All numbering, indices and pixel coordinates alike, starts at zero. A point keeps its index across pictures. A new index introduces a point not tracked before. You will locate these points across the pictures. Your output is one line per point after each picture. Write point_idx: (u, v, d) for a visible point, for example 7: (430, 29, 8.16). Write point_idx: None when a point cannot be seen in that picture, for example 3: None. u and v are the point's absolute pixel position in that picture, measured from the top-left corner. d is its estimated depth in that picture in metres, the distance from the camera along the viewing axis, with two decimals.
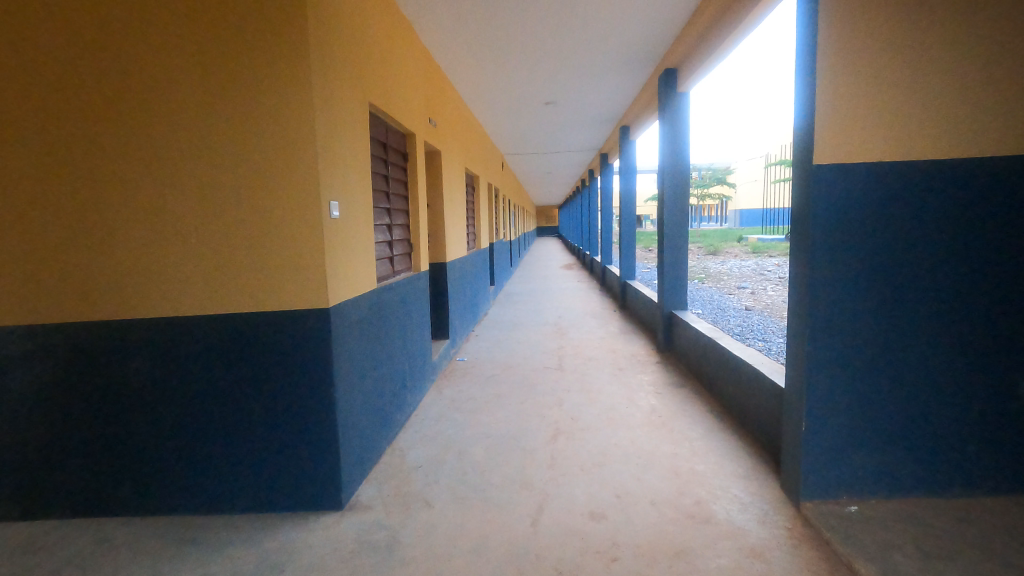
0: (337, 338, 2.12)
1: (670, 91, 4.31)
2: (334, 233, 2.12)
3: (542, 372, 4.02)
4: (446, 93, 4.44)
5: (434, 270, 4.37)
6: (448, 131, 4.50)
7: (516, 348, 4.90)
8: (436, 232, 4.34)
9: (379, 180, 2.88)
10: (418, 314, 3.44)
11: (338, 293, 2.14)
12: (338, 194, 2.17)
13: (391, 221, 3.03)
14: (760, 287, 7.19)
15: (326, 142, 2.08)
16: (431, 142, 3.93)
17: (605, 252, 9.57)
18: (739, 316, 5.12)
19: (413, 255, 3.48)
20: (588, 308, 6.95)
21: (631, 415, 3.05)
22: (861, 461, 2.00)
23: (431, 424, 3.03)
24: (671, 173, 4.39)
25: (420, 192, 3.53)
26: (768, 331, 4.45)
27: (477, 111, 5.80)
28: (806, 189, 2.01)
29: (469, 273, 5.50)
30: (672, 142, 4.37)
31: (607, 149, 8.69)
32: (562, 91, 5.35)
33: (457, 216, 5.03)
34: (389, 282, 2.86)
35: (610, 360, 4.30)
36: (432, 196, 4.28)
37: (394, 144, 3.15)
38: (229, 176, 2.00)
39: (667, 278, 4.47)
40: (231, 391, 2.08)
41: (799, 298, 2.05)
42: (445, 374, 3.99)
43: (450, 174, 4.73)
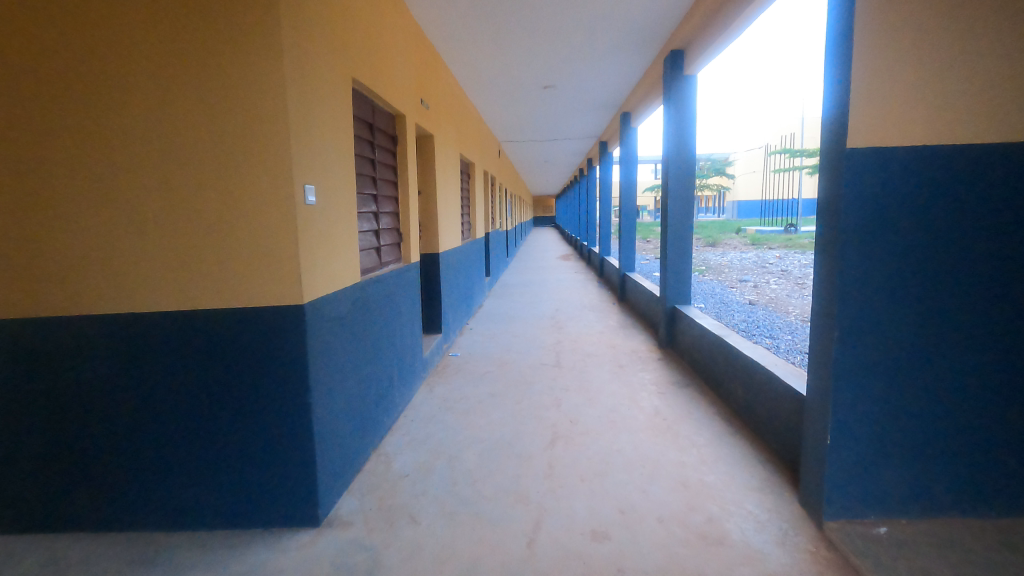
0: (314, 340, 1.91)
1: (676, 74, 4.08)
2: (311, 222, 1.92)
3: (539, 370, 3.83)
4: (439, 73, 4.20)
5: (426, 260, 4.15)
6: (440, 116, 4.27)
7: (512, 343, 4.70)
8: (428, 222, 4.12)
9: (365, 164, 2.66)
10: (408, 310, 3.23)
11: (315, 288, 1.93)
12: (315, 178, 1.95)
13: (378, 208, 2.81)
14: (762, 280, 7.01)
15: (302, 119, 1.87)
16: (423, 125, 3.70)
17: (604, 243, 9.37)
18: (743, 311, 4.94)
19: (403, 246, 3.27)
20: (586, 301, 6.76)
21: (634, 418, 2.87)
22: (892, 478, 1.81)
23: (421, 426, 2.84)
24: (676, 161, 4.18)
25: (411, 179, 3.32)
26: (775, 327, 4.27)
27: (473, 95, 5.56)
28: (835, 177, 1.81)
29: (463, 265, 5.30)
30: (677, 127, 4.15)
31: (607, 136, 8.46)
32: (562, 74, 5.10)
33: (451, 205, 4.81)
34: (375, 275, 2.66)
35: (610, 357, 4.12)
36: (425, 184, 4.06)
37: (381, 125, 2.93)
38: (193, 155, 1.78)
39: (671, 271, 4.27)
40: (196, 398, 1.88)
41: (826, 299, 1.86)
42: (437, 371, 3.81)
43: (444, 162, 4.51)
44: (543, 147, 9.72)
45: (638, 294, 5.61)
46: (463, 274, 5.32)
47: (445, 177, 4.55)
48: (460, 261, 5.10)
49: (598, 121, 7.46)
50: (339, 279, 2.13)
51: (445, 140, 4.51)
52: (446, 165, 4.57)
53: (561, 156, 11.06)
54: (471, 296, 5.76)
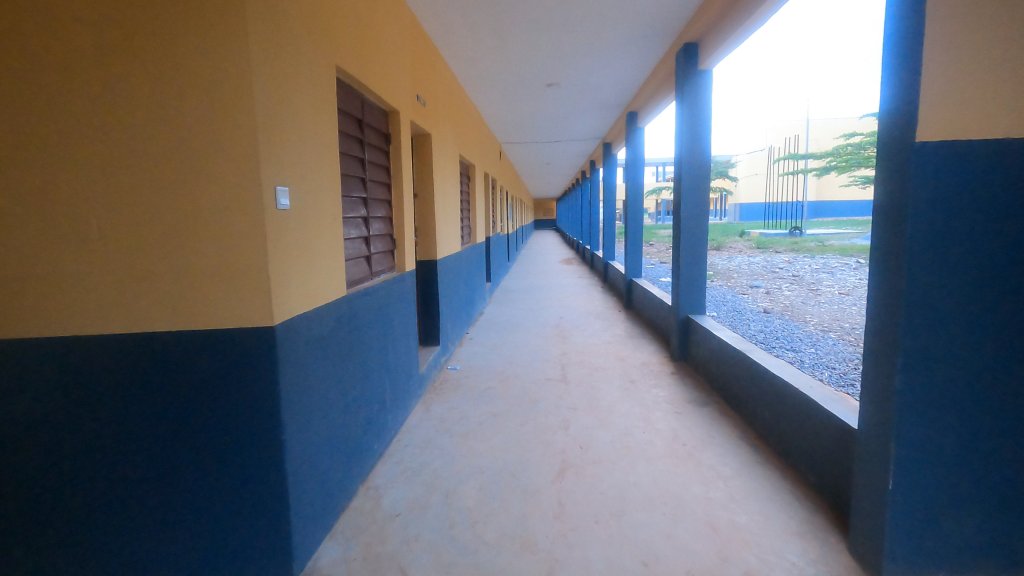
0: (286, 365, 1.65)
1: (689, 69, 3.82)
2: (284, 226, 1.65)
3: (545, 385, 3.56)
4: (437, 69, 3.94)
5: (423, 268, 3.90)
6: (439, 114, 4.02)
7: (514, 354, 4.43)
8: (425, 227, 3.85)
9: (354, 164, 2.40)
10: (402, 322, 2.97)
11: (291, 305, 1.67)
12: (289, 178, 1.69)
13: (368, 213, 2.55)
14: (775, 286, 6.75)
15: (273, 107, 1.61)
16: (419, 123, 3.44)
17: (608, 247, 9.12)
18: (759, 320, 4.67)
19: (396, 253, 3.01)
20: (591, 308, 6.49)
21: (650, 443, 2.60)
22: (965, 530, 1.55)
23: (416, 452, 2.58)
24: (690, 162, 3.91)
25: (406, 180, 3.06)
26: (795, 339, 4.00)
27: (473, 93, 5.31)
28: (898, 178, 1.54)
29: (463, 271, 5.04)
30: (691, 126, 3.89)
31: (611, 138, 8.20)
32: (567, 70, 4.84)
33: (450, 209, 4.55)
34: (364, 287, 2.40)
35: (620, 371, 3.85)
36: (422, 187, 3.81)
37: (372, 122, 2.67)
38: (141, 148, 1.50)
39: (684, 280, 4.01)
40: (148, 435, 1.60)
41: (886, 319, 1.59)
42: (434, 387, 3.54)
43: (443, 164, 4.26)
44: (546, 148, 9.46)
45: (647, 302, 5.35)
46: (463, 281, 5.06)
47: (444, 181, 4.30)
48: (459, 267, 4.84)
49: (604, 121, 7.20)
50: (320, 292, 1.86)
51: (444, 140, 4.25)
52: (445, 167, 4.31)
53: (564, 157, 10.80)
54: (472, 303, 5.50)
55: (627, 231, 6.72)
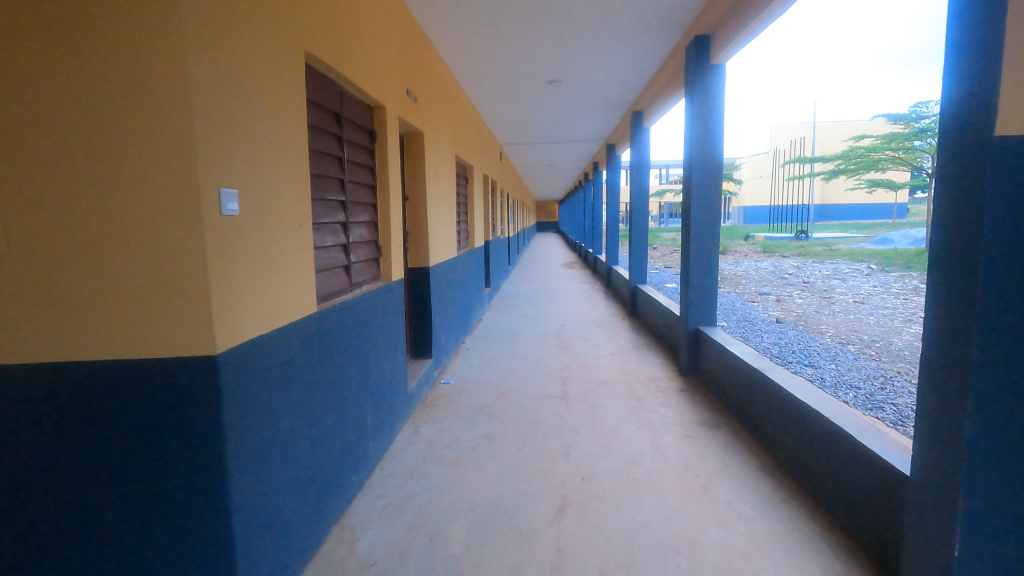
0: (233, 401, 1.38)
1: (701, 64, 3.56)
2: (231, 237, 1.37)
3: (544, 404, 3.31)
4: (430, 63, 3.69)
5: (414, 276, 3.65)
6: (433, 111, 3.77)
7: (512, 367, 4.18)
8: (416, 232, 3.60)
9: (330, 163, 2.15)
10: (387, 337, 2.72)
11: (240, 328, 1.41)
12: (239, 179, 1.42)
13: (348, 217, 2.30)
14: (785, 293, 6.48)
15: (217, 94, 1.33)
16: (409, 120, 3.19)
17: (611, 251, 8.86)
18: (772, 331, 4.41)
19: (381, 261, 2.76)
20: (594, 316, 6.24)
21: (660, 475, 2.34)
22: None
23: (400, 484, 2.32)
24: (701, 163, 3.65)
25: (392, 182, 2.80)
26: (812, 352, 3.74)
27: (471, 90, 5.06)
28: (976, 182, 1.28)
29: (459, 278, 4.79)
30: (702, 125, 3.63)
31: (615, 139, 7.95)
32: (570, 65, 4.58)
33: (445, 212, 4.30)
34: (341, 301, 2.15)
35: (625, 387, 3.59)
36: (413, 189, 3.56)
37: (354, 118, 2.42)
38: (47, 141, 1.21)
39: (694, 289, 3.75)
40: (57, 486, 1.29)
41: (959, 352, 1.32)
42: (425, 405, 3.29)
43: (438, 165, 4.01)
44: (548, 149, 9.21)
45: (652, 310, 5.09)
46: (460, 288, 4.80)
47: (438, 182, 4.05)
48: (455, 274, 4.59)
49: (607, 120, 6.94)
50: (279, 312, 1.60)
51: (438, 139, 4.00)
52: (439, 168, 4.06)
53: (566, 159, 10.55)
54: (469, 312, 5.25)
55: (631, 235, 6.47)
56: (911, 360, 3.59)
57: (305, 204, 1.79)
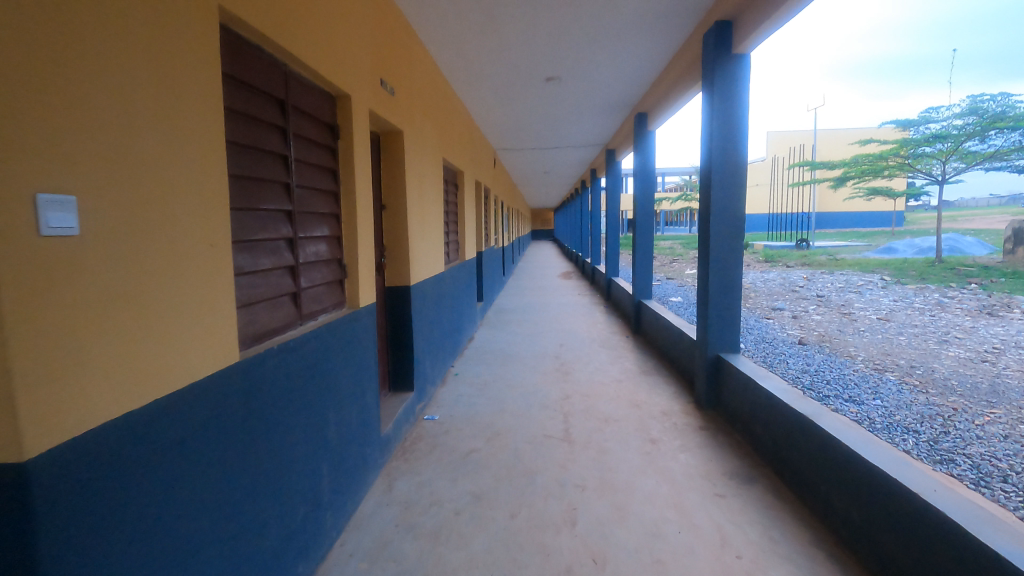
0: (77, 531, 0.89)
1: (724, 53, 3.09)
2: (65, 275, 0.88)
3: (542, 448, 2.82)
4: (412, 51, 3.21)
5: (393, 296, 3.16)
6: (415, 108, 3.30)
7: (506, 398, 3.69)
8: (394, 245, 3.11)
9: (270, 164, 1.66)
10: (353, 377, 2.23)
11: (88, 408, 0.92)
12: (89, 181, 0.93)
13: (296, 233, 1.82)
14: (800, 309, 6.03)
15: (38, 44, 0.83)
16: (385, 115, 2.71)
17: (610, 262, 8.41)
18: (797, 355, 3.94)
19: (345, 283, 2.27)
20: (595, 334, 5.75)
21: (692, 556, 1.86)
22: None
23: (363, 569, 1.83)
24: (722, 167, 3.18)
25: (361, 187, 2.32)
26: (848, 383, 3.27)
27: (460, 88, 4.59)
28: None
29: (447, 296, 4.30)
30: (724, 122, 3.15)
31: (615, 143, 7.51)
32: (569, 59, 4.13)
33: (432, 224, 3.82)
34: (284, 342, 1.66)
35: (636, 425, 3.11)
36: (391, 197, 3.08)
37: (308, 108, 1.93)
38: None
39: (714, 311, 3.27)
40: None
41: None
42: (402, 450, 2.79)
43: (422, 170, 3.53)
44: (543, 155, 8.76)
45: (661, 330, 4.62)
46: (447, 307, 4.31)
47: (423, 190, 3.57)
48: (442, 293, 4.11)
49: (606, 124, 6.50)
50: (159, 382, 1.10)
51: (422, 140, 3.52)
52: (424, 173, 3.58)
53: (561, 165, 10.12)
54: (458, 332, 4.76)
55: (634, 247, 6.00)
56: (965, 393, 3.12)
57: (215, 224, 1.30)
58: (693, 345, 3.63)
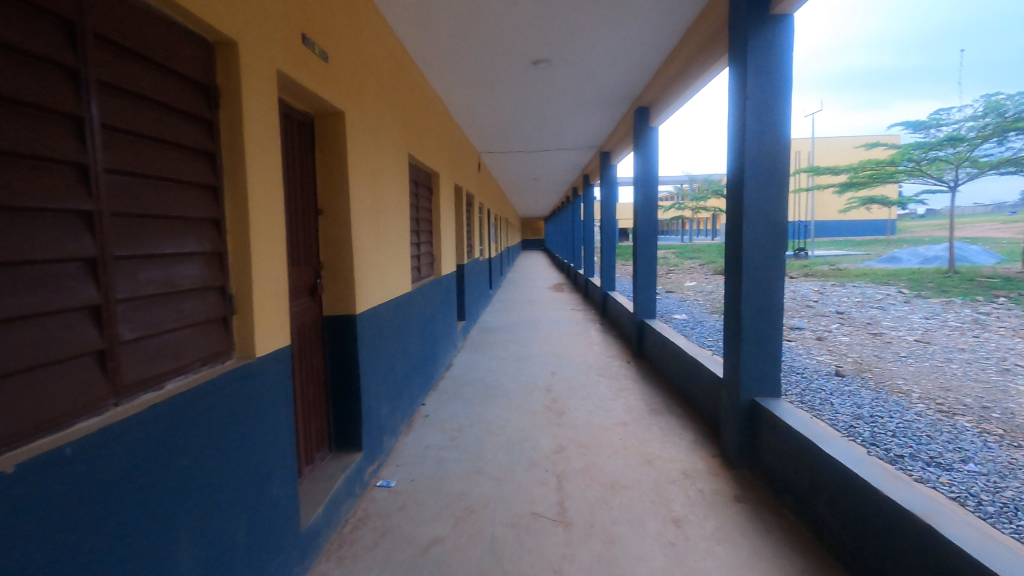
0: None
1: (760, 13, 2.41)
2: None
3: (529, 537, 2.08)
4: (359, 12, 2.50)
5: (334, 329, 2.41)
6: (365, 86, 2.59)
7: (485, 450, 2.95)
8: (334, 261, 2.38)
9: (32, 129, 0.93)
10: (244, 462, 1.48)
11: None
12: None
13: (107, 248, 1.08)
14: (822, 329, 5.35)
15: None
16: (312, 86, 1.99)
17: (606, 275, 7.72)
18: (841, 393, 3.24)
19: (233, 321, 1.52)
20: (591, 360, 5.02)
21: None
22: None
23: None
24: (758, 161, 2.48)
25: (264, 179, 1.59)
26: (920, 435, 2.56)
27: (433, 72, 3.89)
28: None
29: (415, 322, 3.55)
30: (761, 103, 2.46)
31: (611, 144, 6.84)
32: (561, 34, 3.42)
33: (395, 233, 3.10)
34: (55, 446, 0.92)
35: (653, 496, 2.39)
36: (330, 197, 2.35)
37: (146, 47, 1.20)
38: None
39: (749, 345, 2.56)
40: None
41: None
42: (338, 544, 2.04)
43: (379, 167, 2.81)
44: (532, 158, 8.08)
45: (673, 359, 3.91)
46: (415, 336, 3.56)
47: (380, 190, 2.84)
48: (408, 319, 3.36)
49: (600, 120, 5.78)
50: None
51: (379, 129, 2.81)
52: (382, 170, 2.86)
53: (550, 170, 9.41)
54: (430, 363, 4.01)
55: (635, 258, 5.27)
56: None
57: None
58: (718, 384, 2.91)
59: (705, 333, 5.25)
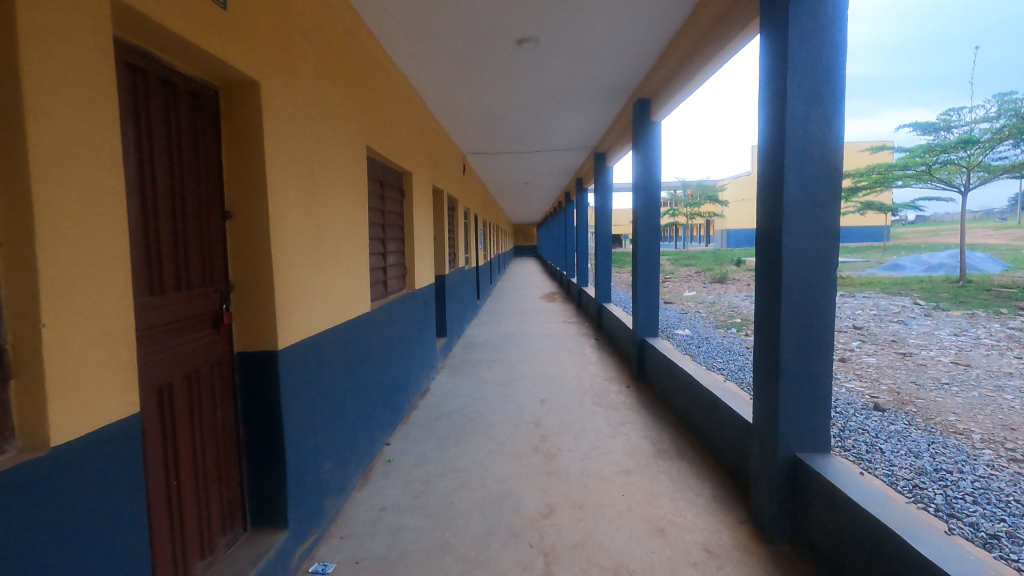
0: None
1: None
2: None
3: None
4: None
5: (246, 370, 1.82)
6: (299, 56, 2.02)
7: (454, 512, 2.37)
8: (246, 281, 1.79)
9: None
10: None
11: None
12: None
13: None
14: (842, 347, 4.81)
15: None
16: (195, 37, 1.42)
17: (602, 285, 7.17)
18: (888, 436, 2.68)
19: (13, 389, 0.94)
20: (586, 384, 4.44)
21: None
22: None
23: None
24: (802, 149, 1.93)
25: (80, 160, 1.02)
26: (1008, 501, 2.01)
27: (400, 53, 3.31)
28: None
29: (376, 348, 2.97)
30: (806, 75, 1.91)
31: (607, 144, 6.31)
32: (551, 5, 2.86)
33: (346, 244, 2.51)
34: None
35: None
36: (242, 197, 1.76)
37: None
38: None
39: (789, 386, 1.99)
40: None
41: None
42: None
43: (324, 161, 2.23)
44: (522, 160, 7.51)
45: (683, 391, 3.35)
46: (376, 364, 2.97)
47: (325, 190, 2.26)
48: (365, 347, 2.78)
49: (594, 115, 5.21)
50: None
51: (322, 113, 2.23)
52: (329, 166, 2.28)
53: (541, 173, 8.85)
54: (397, 395, 3.42)
55: (636, 268, 4.69)
56: None
57: None
58: (747, 428, 2.34)
59: (713, 352, 4.68)
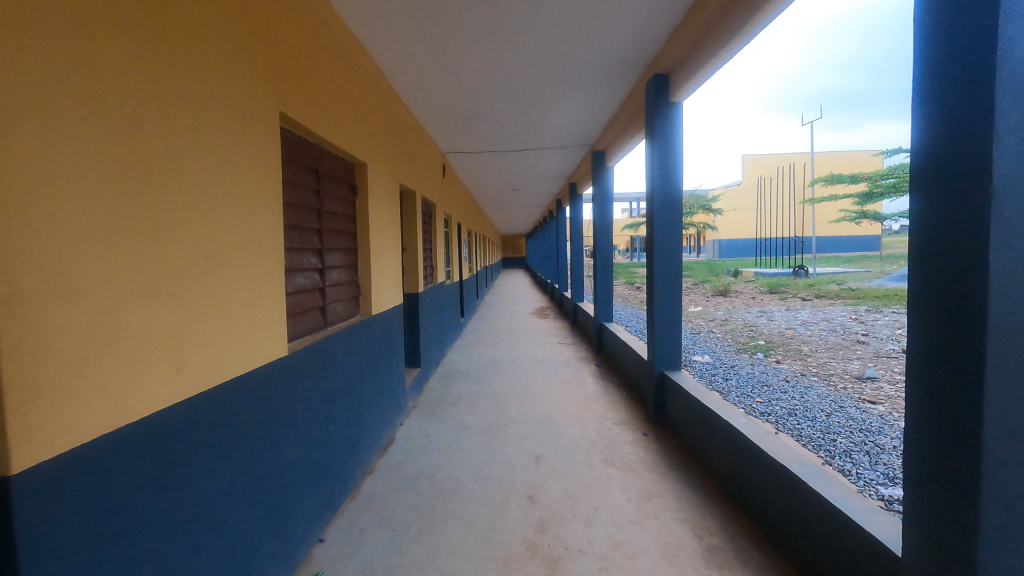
0: None
1: None
2: None
3: None
4: None
5: None
6: None
7: None
8: None
9: None
10: None
11: None
12: None
13: None
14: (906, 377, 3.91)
15: None
16: None
17: (602, 302, 6.29)
18: None
19: None
20: (592, 432, 3.53)
21: None
22: None
23: None
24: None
25: None
26: None
27: None
28: None
29: (292, 411, 2.03)
30: None
31: (607, 140, 5.45)
32: None
33: (230, 257, 1.60)
34: None
35: None
36: None
37: None
38: None
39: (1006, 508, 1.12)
40: None
41: None
42: None
43: (171, 118, 1.33)
44: (510, 160, 6.64)
45: (738, 459, 2.44)
46: (293, 435, 2.03)
47: (178, 168, 1.36)
48: (271, 414, 1.84)
49: (595, 100, 4.35)
50: None
51: (171, 39, 1.33)
52: (184, 130, 1.38)
53: (531, 176, 7.99)
54: (333, 465, 2.47)
55: (651, 285, 3.79)
56: None
57: None
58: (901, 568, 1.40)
59: (747, 387, 3.78)
